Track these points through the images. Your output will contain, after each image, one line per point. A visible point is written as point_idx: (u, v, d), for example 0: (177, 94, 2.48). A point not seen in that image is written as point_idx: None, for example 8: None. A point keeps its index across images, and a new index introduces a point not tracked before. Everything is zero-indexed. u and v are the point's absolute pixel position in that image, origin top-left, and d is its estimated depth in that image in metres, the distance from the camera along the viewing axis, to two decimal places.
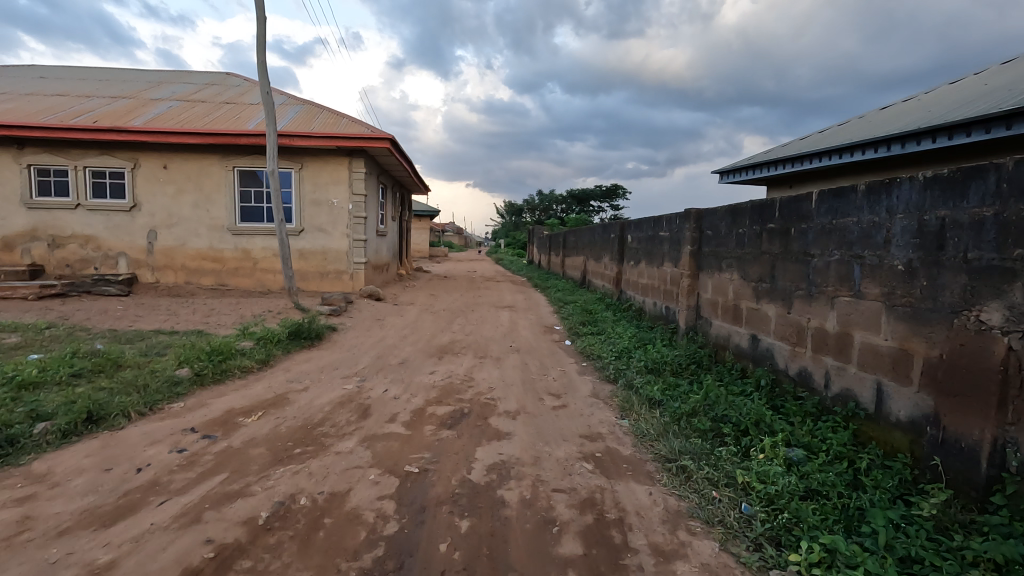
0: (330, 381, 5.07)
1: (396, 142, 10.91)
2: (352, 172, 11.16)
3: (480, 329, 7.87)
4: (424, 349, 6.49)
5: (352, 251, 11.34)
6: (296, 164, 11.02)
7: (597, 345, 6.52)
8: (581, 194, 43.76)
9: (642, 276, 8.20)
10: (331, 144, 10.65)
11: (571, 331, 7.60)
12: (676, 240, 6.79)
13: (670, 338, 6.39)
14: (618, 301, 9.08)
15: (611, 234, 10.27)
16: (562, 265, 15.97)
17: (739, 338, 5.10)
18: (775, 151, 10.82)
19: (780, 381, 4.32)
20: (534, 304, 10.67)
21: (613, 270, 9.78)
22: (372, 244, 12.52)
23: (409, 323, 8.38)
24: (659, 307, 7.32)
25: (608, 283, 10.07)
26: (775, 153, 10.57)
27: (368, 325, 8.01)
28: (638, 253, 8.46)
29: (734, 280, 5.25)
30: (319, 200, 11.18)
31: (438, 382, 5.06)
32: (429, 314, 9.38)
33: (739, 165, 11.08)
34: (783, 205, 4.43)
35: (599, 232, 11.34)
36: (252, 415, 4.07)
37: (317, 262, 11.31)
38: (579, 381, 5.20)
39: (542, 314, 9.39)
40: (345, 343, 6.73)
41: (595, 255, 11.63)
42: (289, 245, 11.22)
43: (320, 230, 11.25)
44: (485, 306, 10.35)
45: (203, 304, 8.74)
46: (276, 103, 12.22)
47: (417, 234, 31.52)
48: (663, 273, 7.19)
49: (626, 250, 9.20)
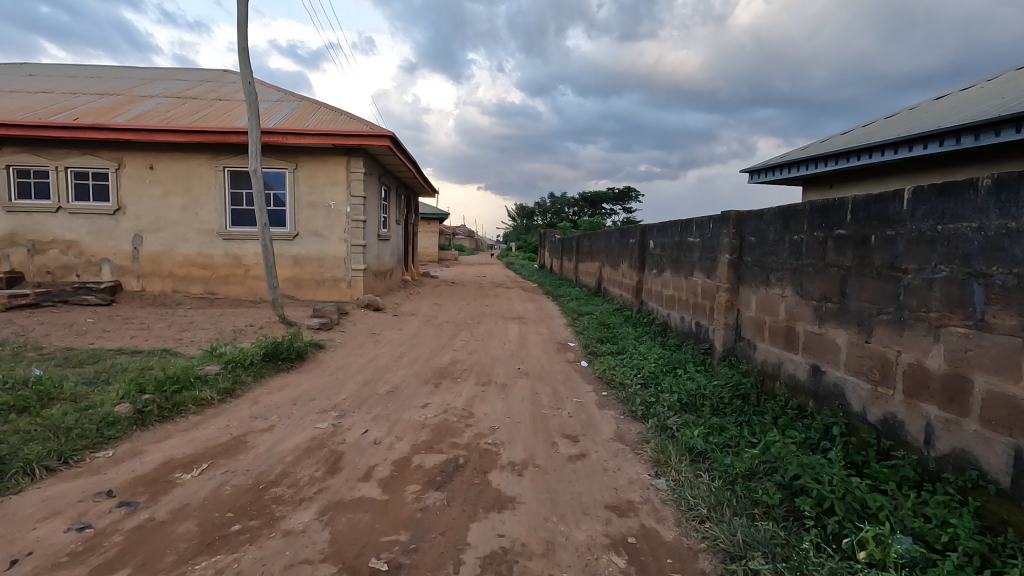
0: (303, 417, 4.27)
1: (397, 140, 10.13)
2: (350, 172, 10.39)
3: (485, 346, 7.04)
4: (420, 372, 5.67)
5: (350, 256, 10.57)
6: (290, 164, 10.28)
7: (619, 369, 5.65)
8: (593, 197, 42.83)
9: (667, 287, 7.31)
10: (327, 142, 9.89)
11: (587, 349, 6.74)
12: (709, 247, 5.89)
13: (704, 361, 5.51)
14: (640, 314, 8.19)
15: (629, 239, 9.39)
16: (575, 271, 15.10)
17: (795, 368, 4.21)
18: (811, 148, 9.82)
19: (857, 429, 3.43)
20: (545, 315, 9.81)
21: (633, 279, 8.90)
22: (373, 249, 11.73)
23: (407, 337, 7.57)
24: (689, 324, 6.43)
25: (627, 294, 9.18)
26: (812, 149, 9.61)
27: (360, 340, 7.21)
28: (663, 261, 7.56)
29: (787, 297, 4.36)
30: (315, 202, 10.43)
31: (431, 418, 4.22)
32: (431, 326, 8.56)
33: (771, 163, 10.13)
34: (859, 206, 3.54)
35: (617, 236, 10.46)
36: (193, 470, 3.26)
37: (313, 269, 10.54)
38: (600, 418, 4.35)
39: (554, 328, 8.53)
40: (331, 364, 5.93)
41: (612, 261, 10.74)
42: (283, 251, 10.47)
43: (316, 234, 10.49)
44: (493, 317, 9.50)
45: (182, 316, 8.01)
46: (272, 100, 11.51)
47: (425, 237, 30.81)
48: (694, 285, 6.29)
49: (647, 256, 8.32)
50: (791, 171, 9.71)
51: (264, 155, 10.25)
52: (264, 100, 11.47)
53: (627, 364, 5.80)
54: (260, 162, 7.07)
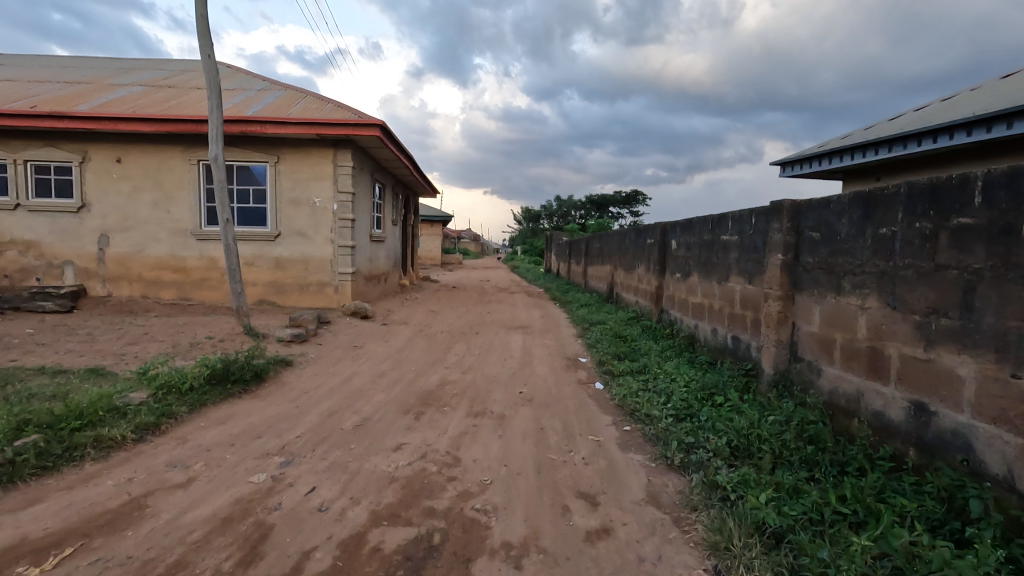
0: (238, 463, 3.27)
1: (389, 130, 9.15)
2: (337, 166, 9.45)
3: (483, 363, 6.02)
4: (400, 396, 4.68)
5: (338, 259, 9.61)
6: (271, 157, 9.33)
7: (643, 394, 4.63)
8: (601, 199, 41.77)
9: (695, 294, 6.27)
10: (311, 132, 8.94)
11: (603, 366, 5.72)
12: (754, 247, 4.86)
13: (748, 386, 4.49)
14: (661, 324, 7.15)
15: (647, 239, 8.36)
16: (584, 275, 14.09)
17: (883, 403, 3.18)
18: (854, 136, 8.66)
19: (1001, 504, 2.39)
20: (553, 324, 8.78)
21: (651, 284, 7.86)
22: (364, 252, 10.76)
23: (393, 351, 6.57)
24: (725, 339, 5.39)
25: (645, 301, 8.14)
26: (854, 138, 8.51)
27: (338, 355, 6.22)
28: (688, 263, 6.54)
29: (870, 310, 3.33)
30: (299, 199, 9.47)
31: (403, 469, 3.21)
32: (423, 337, 7.56)
33: (806, 154, 9.05)
34: (998, 182, 2.50)
35: (632, 235, 9.43)
36: (48, 560, 2.27)
37: (296, 273, 9.57)
38: (625, 467, 3.33)
39: (563, 339, 7.50)
40: (295, 386, 4.94)
41: (625, 264, 9.72)
42: (263, 253, 9.52)
43: (299, 234, 9.52)
44: (494, 327, 8.48)
45: (140, 326, 7.06)
46: (256, 89, 10.61)
47: (428, 240, 29.82)
48: (732, 291, 5.25)
49: (669, 258, 7.29)
50: (837, 160, 8.40)
51: (243, 146, 9.31)
52: (246, 89, 10.57)
53: (652, 387, 4.78)
54: (221, 147, 6.12)
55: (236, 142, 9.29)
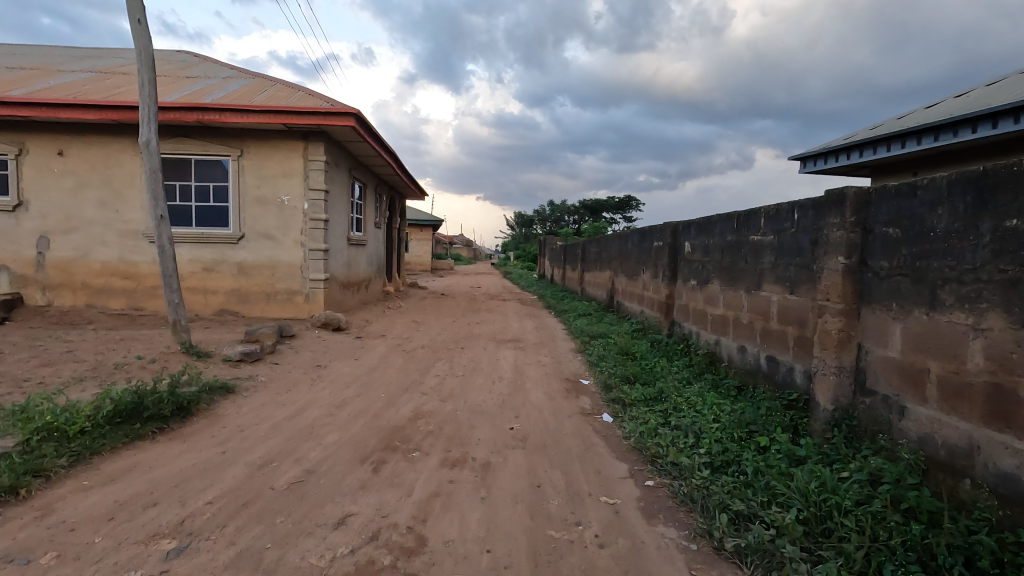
0: (107, 554, 2.30)
1: (365, 120, 8.19)
2: (308, 160, 8.50)
3: (467, 387, 5.06)
4: (360, 436, 3.72)
5: (308, 264, 8.62)
6: (234, 150, 8.35)
7: (666, 433, 3.69)
8: (594, 204, 41.02)
9: (717, 305, 5.35)
10: (277, 121, 7.97)
11: (610, 392, 4.80)
12: (800, 249, 3.95)
13: (797, 425, 3.58)
14: (673, 339, 6.23)
15: (654, 241, 7.46)
16: (580, 282, 13.20)
17: (1019, 465, 2.25)
18: (884, 127, 7.74)
19: None
20: (548, 338, 7.83)
21: (660, 292, 6.94)
22: (340, 256, 9.77)
23: (362, 372, 5.60)
24: (760, 360, 4.47)
25: (652, 311, 7.23)
26: (884, 128, 7.59)
27: (294, 377, 5.24)
28: (707, 268, 5.63)
29: (989, 333, 2.42)
30: (265, 197, 8.49)
31: (341, 563, 2.24)
32: (400, 354, 6.58)
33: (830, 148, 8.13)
34: None
35: (634, 238, 8.53)
36: None
37: (261, 279, 8.56)
38: (656, 554, 2.38)
39: (560, 356, 6.55)
40: (230, 422, 3.96)
41: (628, 269, 8.81)
42: (224, 257, 8.51)
43: (265, 237, 8.53)
44: (482, 341, 7.51)
45: (66, 342, 6.03)
46: (221, 77, 9.64)
47: (417, 245, 28.80)
48: (770, 303, 4.33)
49: (682, 262, 6.37)
50: (863, 154, 7.40)
51: (201, 138, 8.31)
52: (210, 77, 9.61)
53: (675, 422, 3.86)
54: (155, 131, 5.12)
55: (194, 133, 8.29)
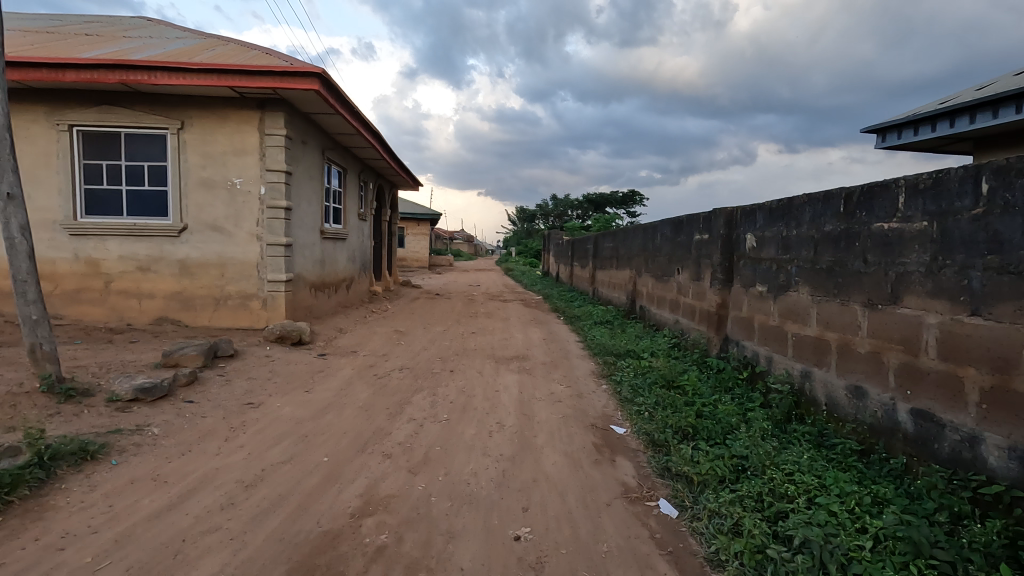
0: None
1: (332, 82, 6.55)
2: (265, 135, 6.92)
3: (452, 444, 3.49)
4: (256, 566, 2.16)
5: (266, 262, 7.05)
6: (172, 121, 6.77)
7: (788, 561, 2.15)
8: (598, 198, 39.36)
9: (809, 323, 3.77)
10: (222, 84, 6.37)
11: (662, 456, 3.27)
12: (998, 242, 2.38)
13: (1016, 551, 2.06)
14: (731, 365, 4.68)
15: (696, 234, 5.88)
16: (592, 281, 11.59)
17: None
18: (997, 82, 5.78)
19: None
20: (561, 355, 6.24)
21: (708, 299, 5.37)
22: (309, 253, 8.17)
23: (309, 415, 4.04)
24: (898, 414, 2.92)
25: (697, 324, 5.66)
26: (999, 84, 5.65)
27: (207, 426, 3.68)
28: (790, 269, 4.04)
29: None
30: (212, 180, 6.91)
31: None
32: (369, 382, 5.01)
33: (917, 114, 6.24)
34: None
35: (665, 230, 6.94)
36: None
37: (208, 281, 6.99)
38: None
39: (580, 385, 4.98)
40: (55, 527, 2.41)
41: (657, 268, 7.20)
42: (161, 253, 6.92)
43: (212, 228, 6.95)
44: (478, 360, 5.93)
45: None
46: (167, 37, 8.04)
47: (414, 239, 27.18)
48: (924, 329, 2.76)
49: (743, 260, 4.78)
50: (975, 120, 5.49)
51: (132, 106, 6.73)
52: (153, 37, 8.00)
53: (790, 531, 2.33)
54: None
55: (122, 100, 6.71)
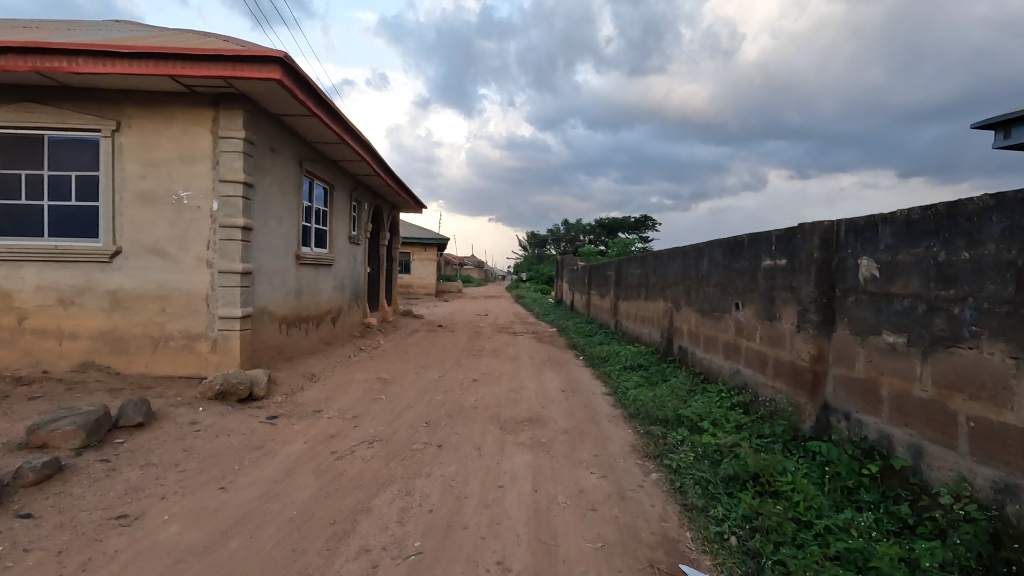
0: None
1: (299, 70, 5.25)
2: (219, 138, 5.63)
3: None
4: None
5: (217, 294, 5.68)
6: (105, 121, 5.51)
7: None
8: (611, 223, 38.03)
9: (1013, 405, 2.28)
10: (161, 73, 5.10)
11: None
12: None
13: None
14: (845, 452, 3.18)
15: (768, 259, 4.42)
16: (615, 313, 10.12)
17: None
18: None
19: None
20: (588, 419, 4.74)
21: (796, 348, 3.87)
22: (280, 283, 6.81)
23: (206, 539, 2.59)
24: None
25: (777, 383, 4.15)
26: None
27: (23, 571, 2.26)
28: (960, 313, 2.57)
29: None
30: (153, 193, 5.62)
31: None
32: (321, 467, 3.56)
33: None
34: None
35: (719, 255, 5.48)
36: None
37: (145, 317, 5.64)
38: None
39: (620, 475, 3.48)
40: None
41: (705, 301, 5.73)
42: (88, 283, 5.59)
43: (152, 253, 5.63)
44: (478, 426, 4.46)
45: None
46: (121, 28, 6.87)
47: (420, 265, 25.95)
48: None
49: (856, 296, 3.31)
50: None
51: (57, 104, 5.50)
52: (104, 29, 6.84)
53: None
54: None
55: (45, 95, 5.49)
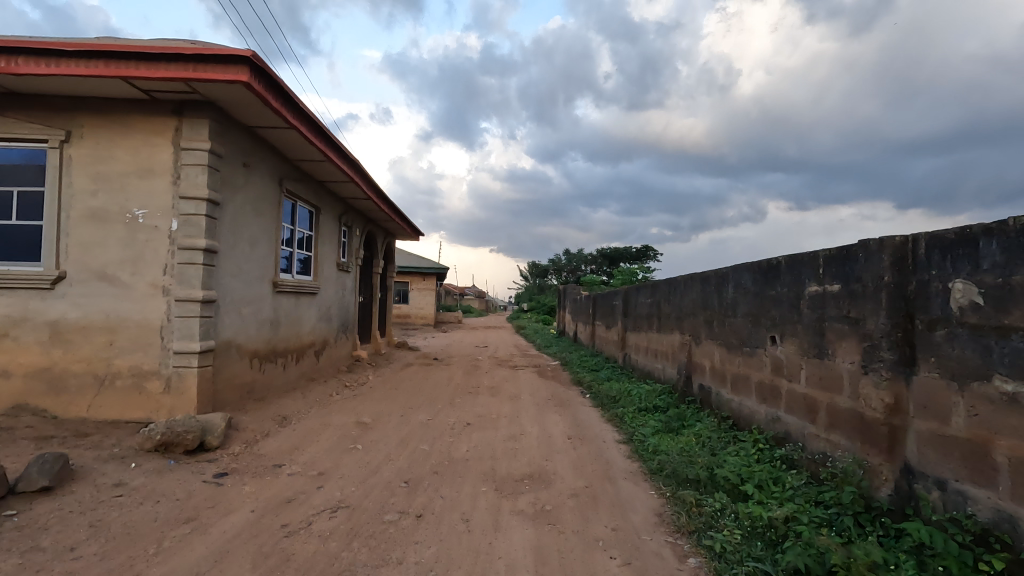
0: None
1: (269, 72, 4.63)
2: (181, 150, 4.99)
3: None
4: None
5: (173, 325, 4.96)
6: (54, 131, 4.91)
7: None
8: (613, 253, 37.61)
9: None
10: (112, 75, 4.49)
11: None
12: None
13: None
14: (950, 538, 2.39)
15: (814, 285, 3.73)
16: (623, 346, 9.38)
17: None
18: None
19: None
20: (601, 477, 3.95)
21: (861, 395, 3.12)
22: (252, 313, 6.09)
23: None
24: None
25: (834, 436, 3.38)
26: None
27: None
28: None
29: None
30: (105, 211, 4.97)
31: None
32: (263, 547, 2.79)
33: None
34: None
35: (748, 281, 4.78)
36: None
37: (90, 352, 4.92)
38: None
39: (647, 561, 2.70)
40: None
41: (732, 333, 5.02)
42: (25, 313, 4.88)
43: (100, 279, 4.94)
44: (468, 487, 3.68)
45: None
46: None
47: (419, 294, 25.25)
48: None
49: (948, 329, 2.59)
50: None
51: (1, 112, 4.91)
52: None
53: None
54: None
55: None
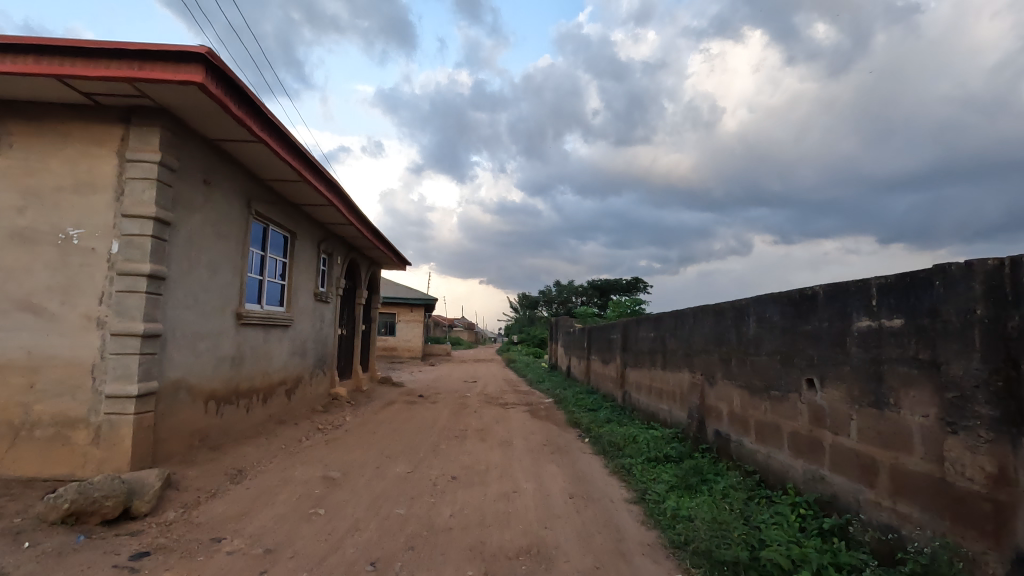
0: None
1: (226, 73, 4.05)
2: (126, 162, 4.36)
3: None
4: None
5: (107, 364, 4.23)
6: None
7: None
8: (604, 286, 37.28)
9: None
10: (45, 73, 3.88)
11: None
12: None
13: None
14: None
15: (865, 319, 3.13)
16: (622, 383, 8.69)
17: None
18: None
19: None
20: (613, 553, 3.24)
21: (947, 459, 2.48)
22: (209, 349, 5.36)
23: None
24: None
25: (907, 508, 2.71)
26: None
27: None
28: None
29: None
30: (34, 231, 4.29)
31: None
32: None
33: None
34: None
35: (775, 314, 4.18)
36: None
37: (6, 396, 4.17)
38: None
39: None
40: None
41: (756, 374, 4.39)
42: None
43: (23, 309, 4.23)
44: (450, 571, 2.96)
45: None
46: None
47: (406, 326, 24.45)
48: None
49: None
50: None
51: None
52: None
53: None
54: None
55: None
